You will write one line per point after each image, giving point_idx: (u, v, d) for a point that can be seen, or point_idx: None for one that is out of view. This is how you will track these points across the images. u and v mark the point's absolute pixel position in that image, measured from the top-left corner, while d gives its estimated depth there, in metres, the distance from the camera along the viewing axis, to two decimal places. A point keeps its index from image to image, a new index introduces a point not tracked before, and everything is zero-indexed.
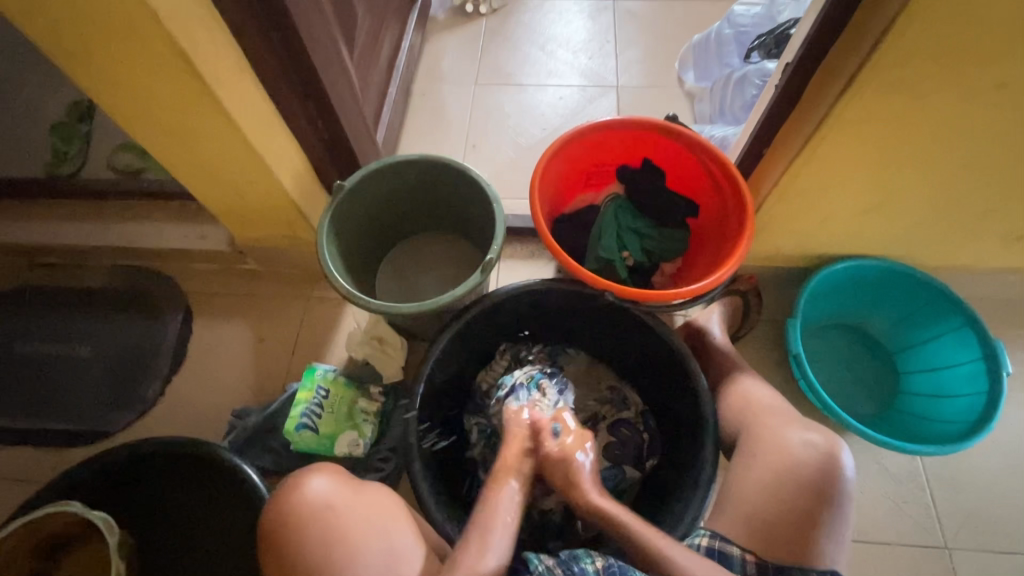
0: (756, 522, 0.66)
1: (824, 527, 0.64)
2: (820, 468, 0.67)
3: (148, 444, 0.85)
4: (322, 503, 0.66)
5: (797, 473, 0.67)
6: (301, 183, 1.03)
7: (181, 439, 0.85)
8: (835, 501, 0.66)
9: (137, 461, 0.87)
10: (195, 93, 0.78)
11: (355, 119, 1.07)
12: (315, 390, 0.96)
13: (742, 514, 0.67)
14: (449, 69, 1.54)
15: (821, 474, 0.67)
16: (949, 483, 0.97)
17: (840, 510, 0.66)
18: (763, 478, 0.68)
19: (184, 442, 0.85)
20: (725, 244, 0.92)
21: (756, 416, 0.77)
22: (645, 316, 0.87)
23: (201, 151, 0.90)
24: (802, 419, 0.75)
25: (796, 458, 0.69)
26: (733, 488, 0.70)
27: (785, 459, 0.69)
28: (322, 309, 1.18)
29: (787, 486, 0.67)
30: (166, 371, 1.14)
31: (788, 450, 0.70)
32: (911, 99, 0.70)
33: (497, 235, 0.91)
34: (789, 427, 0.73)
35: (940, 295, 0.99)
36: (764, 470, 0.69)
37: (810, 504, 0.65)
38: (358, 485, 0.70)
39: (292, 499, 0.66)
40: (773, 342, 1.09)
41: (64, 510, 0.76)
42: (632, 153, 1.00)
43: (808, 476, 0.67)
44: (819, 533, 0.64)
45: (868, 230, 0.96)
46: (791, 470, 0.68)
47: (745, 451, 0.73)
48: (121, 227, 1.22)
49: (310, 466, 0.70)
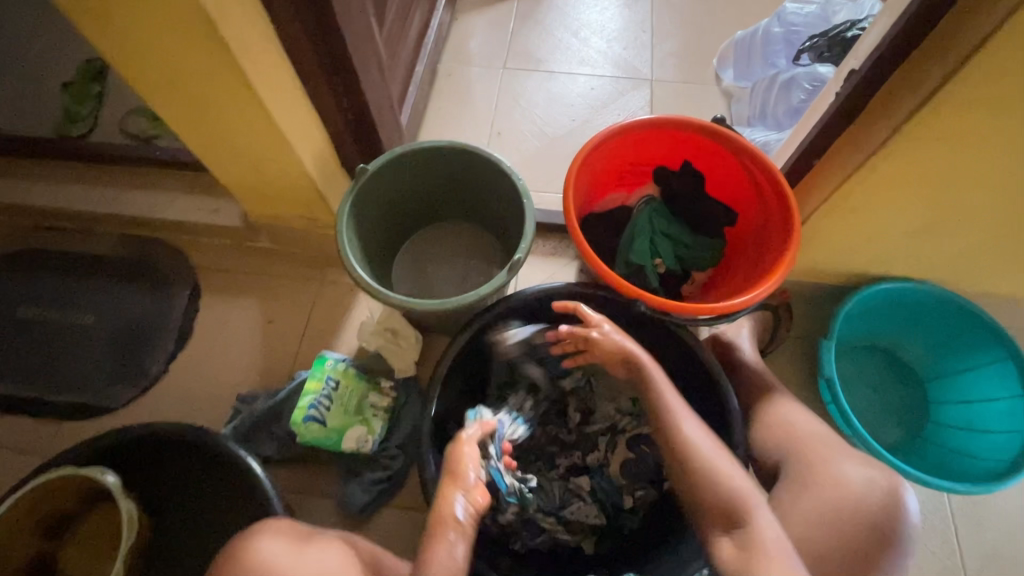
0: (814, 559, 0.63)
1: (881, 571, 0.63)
2: (882, 509, 0.65)
3: (147, 427, 0.81)
4: (265, 565, 0.62)
5: (858, 513, 0.64)
6: (322, 163, 0.98)
7: (186, 426, 0.81)
8: (896, 544, 0.63)
9: (140, 446, 0.83)
10: (217, 62, 0.73)
11: (381, 97, 1.02)
12: (324, 381, 0.92)
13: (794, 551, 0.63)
14: (477, 50, 1.47)
15: (883, 515, 0.64)
16: (975, 520, 0.93)
17: (900, 553, 0.64)
18: (822, 517, 0.64)
19: (185, 429, 0.81)
20: (764, 257, 0.87)
21: (802, 445, 0.73)
22: (677, 329, 0.83)
23: (219, 124, 0.85)
24: (857, 453, 0.71)
25: (857, 495, 0.66)
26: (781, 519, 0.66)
27: (843, 494, 0.66)
28: (335, 295, 1.14)
29: (848, 525, 0.64)
30: (171, 349, 1.10)
31: (847, 486, 0.66)
32: (991, 120, 0.65)
33: (526, 233, 0.86)
34: (843, 458, 0.70)
35: (984, 326, 0.95)
36: (821, 504, 0.65)
37: (870, 546, 0.63)
38: (302, 544, 0.66)
39: (240, 561, 0.63)
40: (802, 360, 1.05)
41: (73, 473, 0.75)
42: (671, 154, 0.95)
43: (868, 515, 0.64)
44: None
45: (916, 253, 0.91)
46: (852, 508, 0.65)
47: (795, 481, 0.69)
48: (132, 197, 1.17)
49: (259, 526, 0.68)
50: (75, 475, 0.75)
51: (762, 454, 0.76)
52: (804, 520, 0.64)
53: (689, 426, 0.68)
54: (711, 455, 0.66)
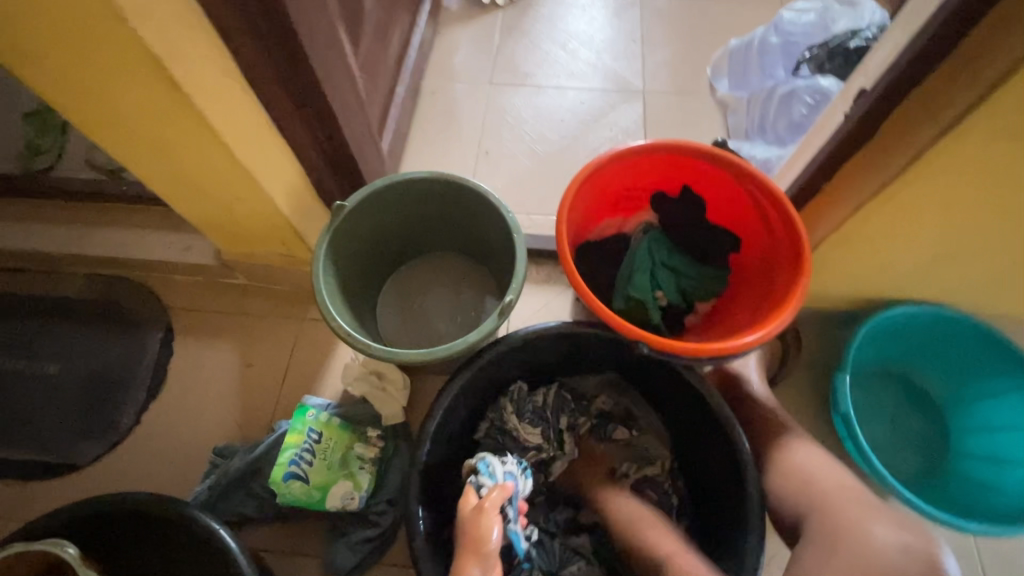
0: None
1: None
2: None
3: (123, 503, 0.74)
4: None
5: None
6: (296, 199, 0.92)
7: (155, 496, 0.74)
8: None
9: (100, 521, 0.75)
10: (172, 102, 0.66)
11: (358, 126, 0.95)
12: (305, 433, 0.85)
13: None
14: (461, 66, 1.41)
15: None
16: (1003, 557, 0.88)
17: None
18: None
19: (152, 500, 0.74)
20: (771, 289, 0.82)
21: (830, 504, 0.67)
22: (684, 371, 0.77)
23: (180, 164, 0.78)
24: (890, 513, 0.64)
25: (890, 561, 0.58)
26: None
27: (875, 561, 0.59)
28: (317, 333, 1.08)
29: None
30: (143, 398, 1.03)
31: (880, 551, 0.59)
32: (1020, 145, 0.59)
33: (518, 271, 0.80)
34: (878, 520, 0.63)
35: (1004, 350, 0.89)
36: (851, 571, 0.59)
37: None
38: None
39: None
40: (814, 389, 0.99)
41: (32, 551, 0.66)
42: (669, 178, 0.89)
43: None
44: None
45: (932, 277, 0.86)
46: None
47: (821, 544, 0.63)
48: (98, 235, 1.10)
49: None
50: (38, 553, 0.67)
51: (786, 512, 0.70)
52: None
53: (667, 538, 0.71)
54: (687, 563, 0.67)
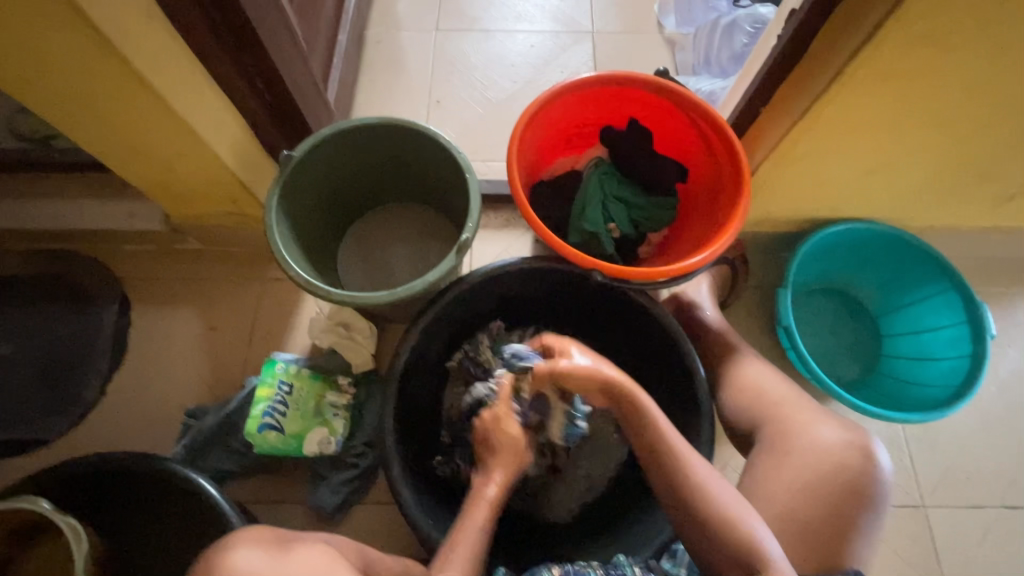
0: (793, 525, 0.62)
1: (861, 531, 0.62)
2: (860, 470, 0.64)
3: (84, 463, 0.76)
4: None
5: (838, 476, 0.64)
6: (242, 153, 0.89)
7: (134, 454, 0.76)
8: (873, 504, 0.63)
9: (84, 481, 0.77)
10: (96, 50, 0.63)
11: (300, 73, 0.92)
12: (276, 386, 0.88)
13: (770, 517, 0.63)
14: (405, 12, 1.37)
15: (862, 476, 0.64)
16: (926, 443, 0.99)
17: (877, 513, 0.63)
18: (796, 480, 0.64)
19: (131, 457, 0.76)
20: (717, 213, 0.86)
21: (777, 410, 0.72)
22: (637, 296, 0.81)
23: (112, 118, 0.75)
24: (831, 415, 0.70)
25: (834, 458, 0.65)
26: (761, 490, 0.65)
27: (820, 459, 0.65)
28: (280, 292, 1.07)
29: (829, 491, 0.63)
30: (106, 369, 1.02)
31: (824, 449, 0.66)
32: (932, 54, 0.63)
33: (472, 210, 0.81)
34: (820, 422, 0.69)
35: (929, 259, 0.97)
36: (802, 470, 0.65)
37: (849, 509, 0.62)
38: (284, 549, 0.56)
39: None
40: (761, 309, 1.06)
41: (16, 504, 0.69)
42: (617, 112, 0.91)
43: (848, 480, 0.63)
44: (854, 538, 0.61)
45: (863, 194, 0.91)
46: (833, 473, 0.64)
47: (772, 450, 0.68)
48: (35, 208, 1.05)
49: (235, 535, 0.57)
50: (9, 511, 0.69)
51: (735, 420, 0.76)
52: (782, 487, 0.64)
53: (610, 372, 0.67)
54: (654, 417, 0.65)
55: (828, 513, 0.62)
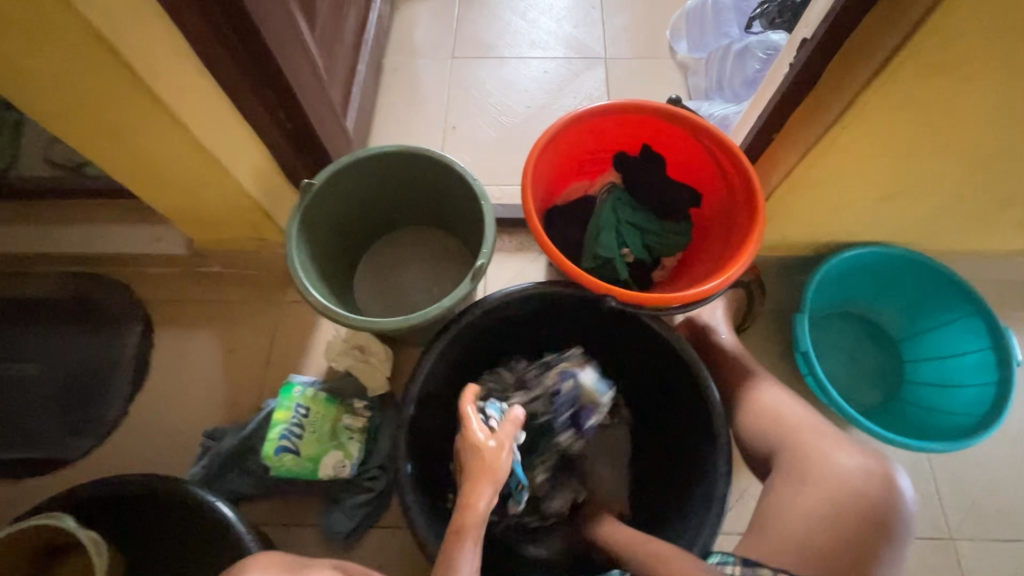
0: (810, 553, 0.59)
1: (885, 564, 0.58)
2: (880, 497, 0.61)
3: (102, 485, 0.77)
4: None
5: (857, 502, 0.61)
6: (264, 181, 0.92)
7: (150, 475, 0.77)
8: (897, 535, 0.59)
9: (103, 501, 0.79)
10: (128, 87, 0.66)
11: (320, 104, 0.95)
12: (293, 409, 0.88)
13: (787, 548, 0.60)
14: (422, 41, 1.41)
15: (881, 503, 0.61)
16: (953, 473, 0.96)
17: (901, 544, 0.59)
18: (812, 509, 0.62)
19: (148, 479, 0.77)
20: (731, 239, 0.86)
21: (794, 436, 0.70)
22: (652, 321, 0.81)
23: (141, 150, 0.78)
24: (849, 440, 0.68)
25: (853, 485, 0.62)
26: (778, 519, 0.63)
27: (839, 486, 0.63)
28: (297, 314, 1.09)
29: (849, 519, 0.60)
30: (128, 390, 1.04)
31: (842, 476, 0.63)
32: (946, 83, 0.63)
33: (487, 236, 0.83)
34: (838, 448, 0.67)
35: (950, 284, 0.95)
36: (820, 497, 0.62)
37: (870, 538, 0.59)
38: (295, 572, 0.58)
39: None
40: (777, 333, 1.05)
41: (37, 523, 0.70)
42: (630, 138, 0.92)
43: (867, 508, 0.60)
44: (879, 572, 0.58)
45: (880, 219, 0.91)
46: (852, 500, 0.61)
47: (790, 477, 0.66)
48: (66, 233, 1.09)
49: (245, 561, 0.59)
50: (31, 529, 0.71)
51: (752, 446, 0.74)
52: (798, 517, 0.62)
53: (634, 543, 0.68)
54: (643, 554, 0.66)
55: (853, 545, 0.58)
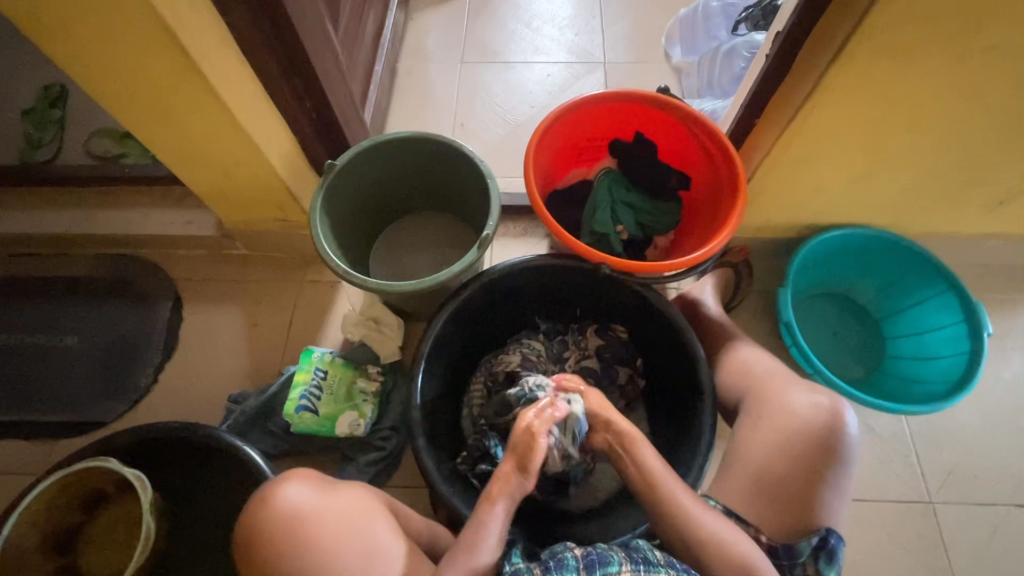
0: (771, 482, 0.67)
1: (829, 483, 0.66)
2: (825, 428, 0.69)
3: (141, 430, 0.84)
4: (295, 509, 0.61)
5: (806, 433, 0.69)
6: (290, 164, 1.01)
7: (182, 423, 0.84)
8: (840, 459, 0.67)
9: (139, 448, 0.86)
10: (180, 71, 0.76)
11: (341, 95, 1.05)
12: (312, 372, 0.96)
13: (756, 480, 0.68)
14: (434, 46, 1.51)
15: (827, 433, 0.68)
16: (932, 441, 1.01)
17: (845, 467, 0.67)
18: (773, 441, 0.69)
19: (181, 426, 0.84)
20: (716, 216, 0.94)
21: (760, 382, 0.78)
22: (643, 288, 0.88)
23: (184, 130, 0.87)
24: (807, 382, 0.76)
25: (803, 418, 0.70)
26: (740, 451, 0.71)
27: (791, 419, 0.70)
28: (316, 292, 1.17)
29: (798, 447, 0.68)
30: (158, 360, 1.12)
31: (795, 411, 0.71)
32: (900, 66, 0.71)
33: (493, 211, 0.91)
34: (793, 389, 0.74)
35: (925, 262, 1.01)
36: (774, 430, 0.70)
37: (816, 462, 0.67)
38: (330, 490, 0.66)
39: (266, 511, 0.62)
40: (764, 311, 1.12)
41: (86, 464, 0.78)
42: (624, 126, 1.00)
43: (814, 437, 0.68)
44: (824, 490, 0.66)
45: (856, 200, 0.98)
46: (800, 431, 0.69)
47: (751, 416, 0.74)
48: (104, 216, 1.18)
49: (282, 475, 0.66)
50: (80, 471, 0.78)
51: (727, 396, 0.82)
52: (759, 449, 0.69)
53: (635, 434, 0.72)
54: (637, 447, 0.71)
55: (814, 476, 0.66)
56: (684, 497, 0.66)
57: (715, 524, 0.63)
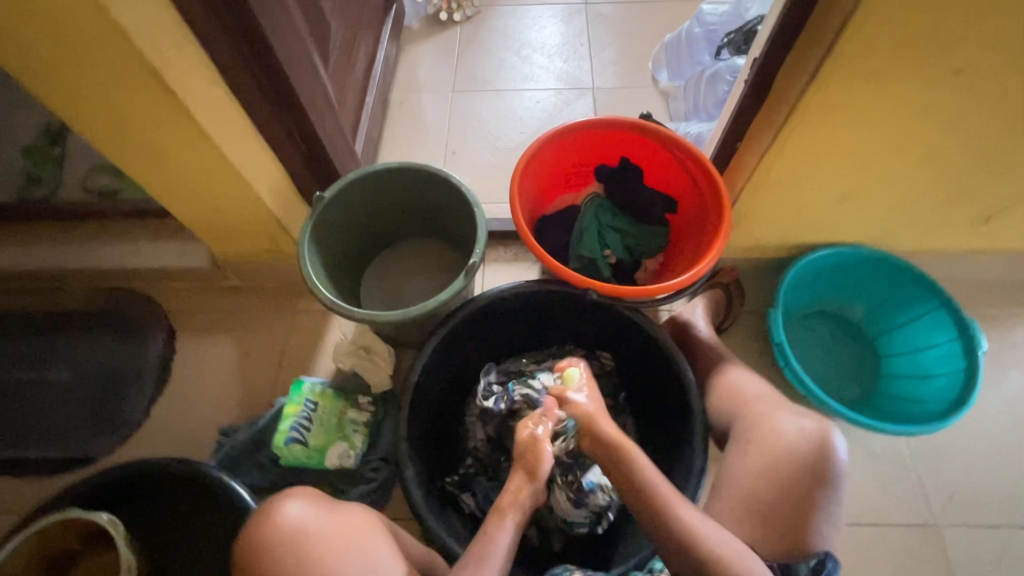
0: (758, 509, 0.65)
1: (819, 508, 0.64)
2: (814, 452, 0.67)
3: (110, 471, 0.83)
4: (303, 527, 0.63)
5: (793, 458, 0.67)
6: (281, 195, 1.03)
7: (166, 459, 0.83)
8: (831, 483, 0.65)
9: (123, 487, 0.85)
10: (169, 112, 0.78)
11: (331, 128, 1.07)
12: (302, 403, 0.95)
13: (741, 506, 0.66)
14: (425, 76, 1.55)
15: (816, 457, 0.66)
16: (933, 460, 0.99)
17: (835, 492, 0.65)
18: (762, 466, 0.68)
19: (165, 462, 0.83)
20: (704, 238, 0.94)
21: (748, 407, 0.77)
22: (632, 313, 0.87)
23: (175, 167, 0.89)
24: (795, 406, 0.74)
25: (791, 444, 0.68)
26: (729, 480, 0.70)
27: (778, 446, 0.69)
28: (308, 321, 1.17)
29: (785, 473, 0.66)
30: (150, 393, 1.12)
31: (783, 437, 0.70)
32: (873, 91, 0.72)
33: (479, 238, 0.91)
34: (781, 413, 0.73)
35: (915, 278, 1.01)
36: (762, 457, 0.69)
37: (806, 487, 0.65)
38: (335, 512, 0.66)
39: (275, 527, 0.63)
40: (757, 331, 1.11)
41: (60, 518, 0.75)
42: (609, 152, 1.02)
43: (801, 459, 0.67)
44: (816, 518, 0.64)
45: (842, 220, 0.98)
46: (788, 456, 0.67)
47: (739, 441, 0.73)
48: (98, 250, 1.19)
49: (286, 491, 0.67)
50: (52, 524, 0.76)
51: (717, 421, 0.81)
52: (746, 474, 0.68)
53: (553, 461, 0.72)
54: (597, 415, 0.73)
55: (805, 502, 0.64)
56: (670, 496, 0.66)
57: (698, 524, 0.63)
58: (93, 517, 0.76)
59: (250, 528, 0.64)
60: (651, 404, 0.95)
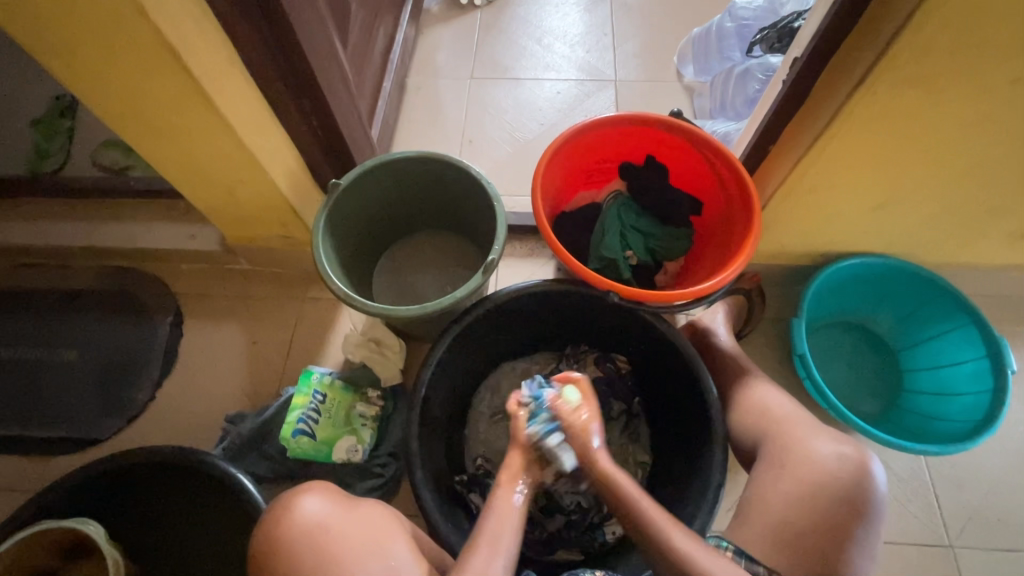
0: (789, 535, 0.64)
1: (855, 539, 0.63)
2: (853, 482, 0.65)
3: (93, 465, 0.82)
4: (318, 521, 0.61)
5: (830, 486, 0.65)
6: (295, 181, 1.00)
7: (159, 449, 0.82)
8: (868, 515, 0.64)
9: (113, 478, 0.84)
10: (184, 91, 0.75)
11: (348, 113, 1.03)
12: (311, 395, 0.92)
13: (768, 531, 0.65)
14: (443, 62, 1.51)
15: (855, 487, 0.65)
16: (952, 480, 0.97)
17: (871, 524, 0.64)
18: (795, 492, 0.66)
19: (159, 452, 0.82)
20: (729, 244, 0.91)
21: (776, 426, 0.75)
22: (652, 318, 0.85)
23: (188, 147, 0.86)
24: (830, 430, 0.72)
25: (828, 471, 0.66)
26: (757, 502, 0.68)
27: (815, 471, 0.67)
28: (318, 310, 1.15)
29: (820, 501, 0.65)
30: (156, 377, 1.10)
31: (818, 463, 0.68)
32: (923, 99, 0.69)
33: (499, 234, 0.88)
34: (816, 437, 0.71)
35: (946, 293, 0.98)
36: (795, 483, 0.67)
37: (843, 517, 0.63)
38: (352, 505, 0.65)
39: (288, 522, 0.61)
40: (777, 340, 1.08)
41: (47, 528, 0.74)
42: (635, 150, 0.99)
43: (838, 489, 0.65)
44: (851, 548, 0.62)
45: (873, 230, 0.95)
46: (825, 484, 0.66)
47: (770, 462, 0.71)
48: (107, 229, 1.17)
49: (301, 485, 0.66)
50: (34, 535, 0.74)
51: (743, 438, 0.78)
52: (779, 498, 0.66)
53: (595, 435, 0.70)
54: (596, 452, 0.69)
55: (837, 530, 0.63)
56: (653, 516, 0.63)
57: (695, 549, 0.60)
58: (78, 525, 0.74)
59: (267, 523, 0.63)
60: (664, 412, 0.93)
